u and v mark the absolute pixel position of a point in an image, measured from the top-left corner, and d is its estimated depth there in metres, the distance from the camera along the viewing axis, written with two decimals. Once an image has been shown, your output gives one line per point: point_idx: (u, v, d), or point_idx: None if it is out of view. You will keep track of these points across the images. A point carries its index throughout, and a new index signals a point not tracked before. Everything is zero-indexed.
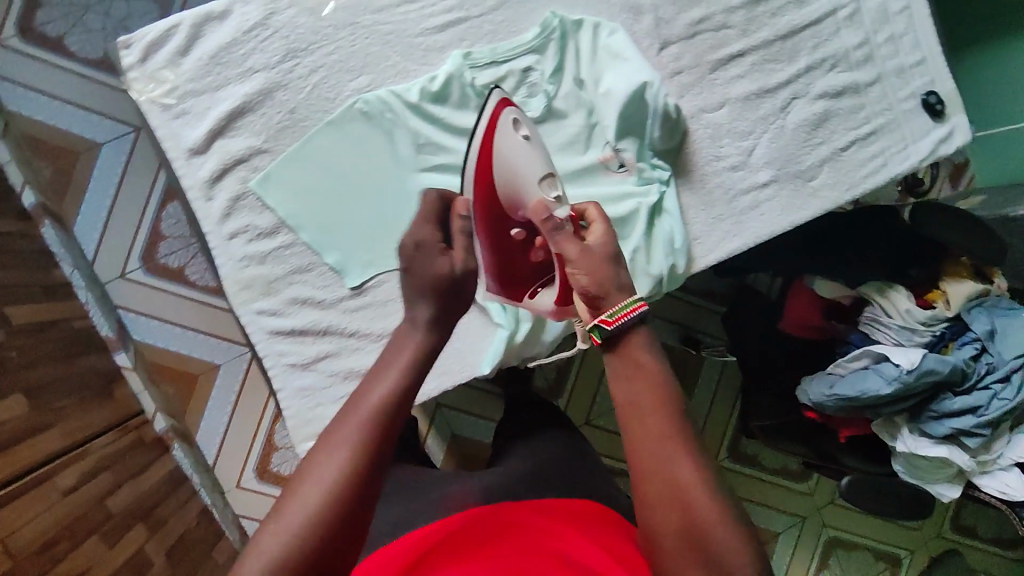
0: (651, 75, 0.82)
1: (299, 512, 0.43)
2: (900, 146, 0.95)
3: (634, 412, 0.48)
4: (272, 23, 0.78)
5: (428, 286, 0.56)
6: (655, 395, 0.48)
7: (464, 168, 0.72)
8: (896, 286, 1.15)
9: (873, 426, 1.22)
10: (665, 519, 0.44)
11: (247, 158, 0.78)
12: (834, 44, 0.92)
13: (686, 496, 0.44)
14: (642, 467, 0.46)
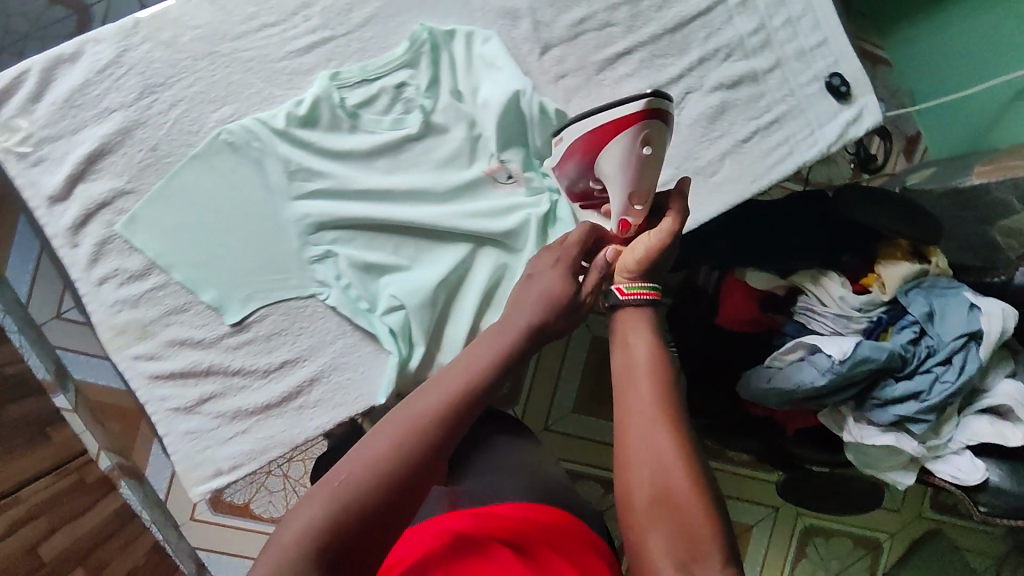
0: (523, 82, 0.79)
1: (369, 460, 0.52)
2: (807, 132, 0.91)
3: (632, 391, 0.60)
4: (125, 61, 0.75)
5: (536, 301, 0.68)
6: (650, 376, 0.60)
7: (594, 118, 0.72)
8: (829, 273, 1.11)
9: (820, 417, 1.15)
10: (642, 481, 0.54)
11: (110, 201, 0.76)
12: (727, 33, 0.89)
13: (663, 462, 0.54)
14: (630, 436, 0.57)
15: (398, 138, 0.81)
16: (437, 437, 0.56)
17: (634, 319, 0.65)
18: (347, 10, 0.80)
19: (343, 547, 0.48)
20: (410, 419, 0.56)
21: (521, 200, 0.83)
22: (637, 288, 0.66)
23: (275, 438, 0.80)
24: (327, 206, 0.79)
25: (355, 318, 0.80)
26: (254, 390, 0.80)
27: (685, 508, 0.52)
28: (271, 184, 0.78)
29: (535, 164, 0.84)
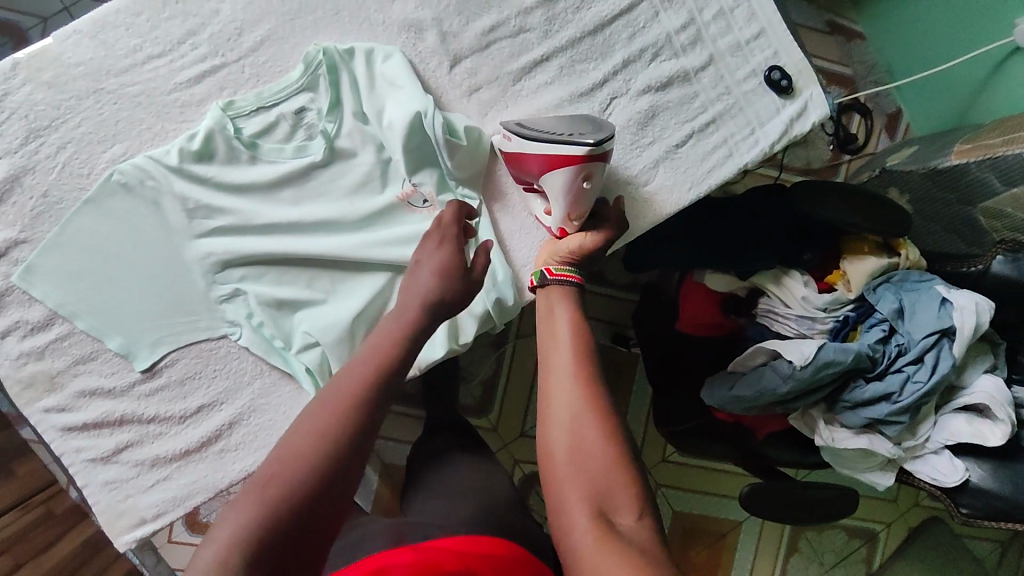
0: (422, 102, 0.74)
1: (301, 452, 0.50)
2: (747, 131, 0.85)
3: (553, 362, 0.61)
4: (6, 104, 0.72)
5: (429, 278, 0.66)
6: (569, 345, 0.62)
7: (538, 136, 0.69)
8: (792, 272, 1.06)
9: (790, 420, 1.10)
10: (562, 443, 0.55)
11: (4, 252, 0.73)
12: (653, 31, 0.83)
13: (580, 422, 0.55)
14: (551, 402, 0.58)
15: (301, 166, 0.77)
16: (362, 419, 0.53)
17: (554, 297, 0.68)
18: (238, 34, 0.76)
19: (272, 545, 0.46)
20: (332, 404, 0.53)
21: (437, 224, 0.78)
22: (560, 270, 0.69)
23: (197, 488, 0.76)
24: (230, 243, 0.75)
25: (269, 357, 0.76)
26: (172, 437, 0.76)
27: (599, 465, 0.53)
28: (170, 225, 0.75)
29: (450, 185, 0.79)
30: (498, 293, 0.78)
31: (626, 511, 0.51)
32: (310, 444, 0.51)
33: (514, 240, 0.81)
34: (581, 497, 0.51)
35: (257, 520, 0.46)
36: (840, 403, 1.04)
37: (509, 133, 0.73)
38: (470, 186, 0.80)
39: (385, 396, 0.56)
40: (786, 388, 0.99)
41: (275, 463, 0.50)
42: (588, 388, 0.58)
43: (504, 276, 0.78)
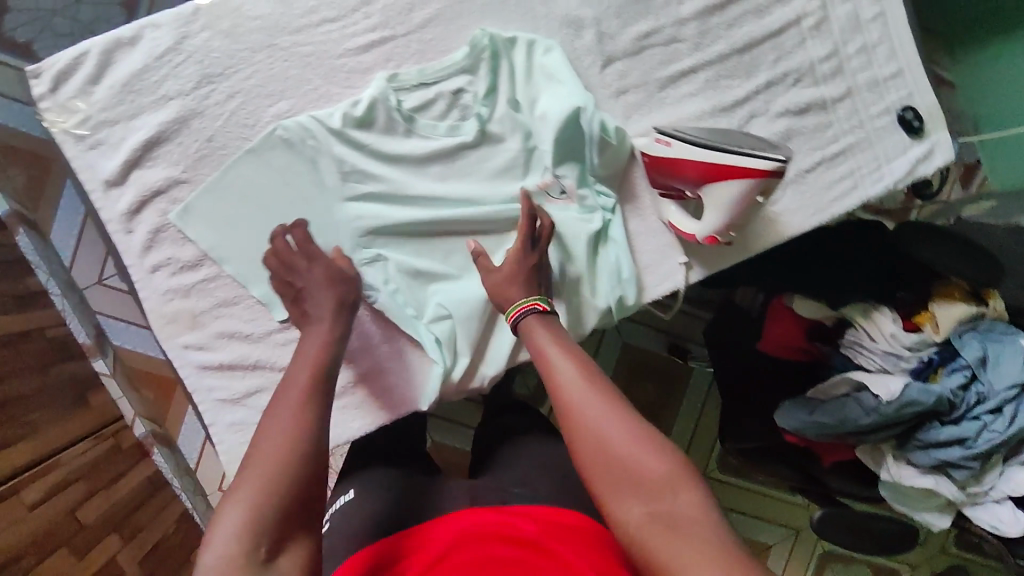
0: (584, 100, 0.77)
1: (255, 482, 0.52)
2: (873, 166, 0.87)
3: (560, 373, 0.62)
4: (184, 48, 0.74)
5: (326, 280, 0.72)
6: (572, 365, 0.63)
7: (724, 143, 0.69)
8: (882, 308, 1.07)
9: (856, 451, 1.13)
10: (589, 444, 0.56)
11: (165, 189, 0.76)
12: (798, 57, 0.85)
13: (601, 424, 0.57)
14: (572, 407, 0.59)
15: (452, 144, 0.79)
16: (312, 423, 0.59)
17: (537, 330, 0.67)
18: (408, 10, 0.78)
19: (277, 531, 0.50)
20: (283, 424, 0.57)
21: (575, 218, 0.80)
22: (526, 303, 0.70)
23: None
24: (377, 209, 0.79)
25: (402, 323, 0.79)
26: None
27: (632, 455, 0.54)
28: (323, 185, 0.77)
29: (590, 182, 0.81)
30: (622, 291, 0.81)
31: (672, 487, 0.53)
32: (277, 451, 0.55)
33: (640, 241, 0.84)
34: (620, 490, 0.53)
35: (255, 516, 0.50)
36: (912, 442, 1.06)
37: (671, 139, 0.74)
38: (606, 184, 0.83)
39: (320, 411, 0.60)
40: (867, 420, 1.02)
41: (246, 480, 0.52)
42: (598, 383, 0.61)
43: (630, 275, 0.81)
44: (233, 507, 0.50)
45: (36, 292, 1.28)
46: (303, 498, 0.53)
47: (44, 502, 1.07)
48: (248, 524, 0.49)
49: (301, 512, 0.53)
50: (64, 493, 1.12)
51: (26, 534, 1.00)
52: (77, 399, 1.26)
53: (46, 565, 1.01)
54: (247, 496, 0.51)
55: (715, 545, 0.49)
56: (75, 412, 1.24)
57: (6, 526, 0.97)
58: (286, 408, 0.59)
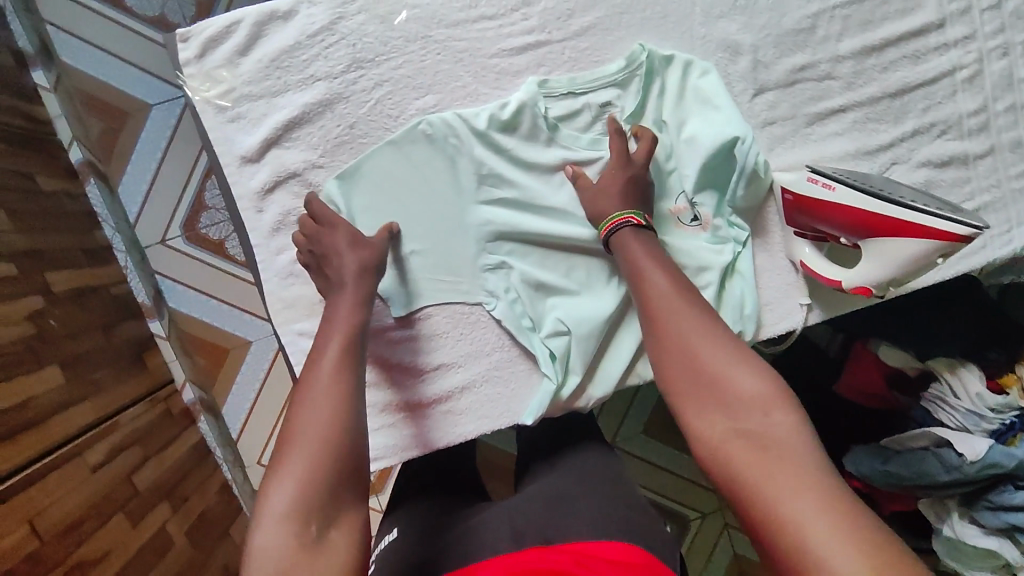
0: (743, 130, 0.74)
1: (300, 448, 0.51)
2: (1005, 227, 0.85)
3: (651, 291, 0.63)
4: (339, 29, 0.72)
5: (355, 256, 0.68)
6: (665, 285, 0.63)
7: (911, 202, 0.67)
8: (969, 364, 1.04)
9: (918, 504, 1.10)
10: (677, 361, 0.57)
11: (301, 172, 0.73)
12: (947, 108, 0.83)
13: (692, 345, 0.56)
14: (662, 323, 0.60)
15: (593, 157, 0.77)
16: (349, 393, 0.57)
17: (630, 247, 0.67)
18: (567, 16, 0.76)
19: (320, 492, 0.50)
20: (322, 393, 0.56)
21: (707, 248, 0.77)
22: (618, 217, 0.70)
23: (410, 442, 0.78)
24: (509, 215, 0.76)
25: (518, 335, 0.77)
26: (403, 390, 0.78)
27: (721, 370, 0.54)
28: (460, 183, 0.75)
29: (725, 212, 0.79)
30: (742, 326, 0.78)
31: (764, 405, 0.51)
32: (317, 430, 0.53)
33: (765, 277, 0.82)
34: (707, 408, 0.53)
35: (302, 495, 0.49)
36: (981, 501, 1.02)
37: (834, 183, 0.72)
38: (741, 217, 0.80)
39: (351, 377, 0.58)
40: (945, 477, 0.99)
41: (291, 454, 0.51)
42: (691, 305, 0.60)
43: (753, 311, 0.78)
44: (278, 486, 0.49)
45: (102, 246, 1.25)
46: (344, 471, 0.52)
47: (104, 465, 1.05)
48: (296, 506, 0.48)
49: (345, 489, 0.51)
50: (122, 456, 1.09)
51: (88, 497, 0.98)
52: (134, 360, 1.24)
53: (105, 529, 0.99)
54: (293, 469, 0.50)
55: (807, 472, 0.46)
56: (131, 374, 1.22)
57: (72, 486, 0.96)
58: (322, 379, 0.57)
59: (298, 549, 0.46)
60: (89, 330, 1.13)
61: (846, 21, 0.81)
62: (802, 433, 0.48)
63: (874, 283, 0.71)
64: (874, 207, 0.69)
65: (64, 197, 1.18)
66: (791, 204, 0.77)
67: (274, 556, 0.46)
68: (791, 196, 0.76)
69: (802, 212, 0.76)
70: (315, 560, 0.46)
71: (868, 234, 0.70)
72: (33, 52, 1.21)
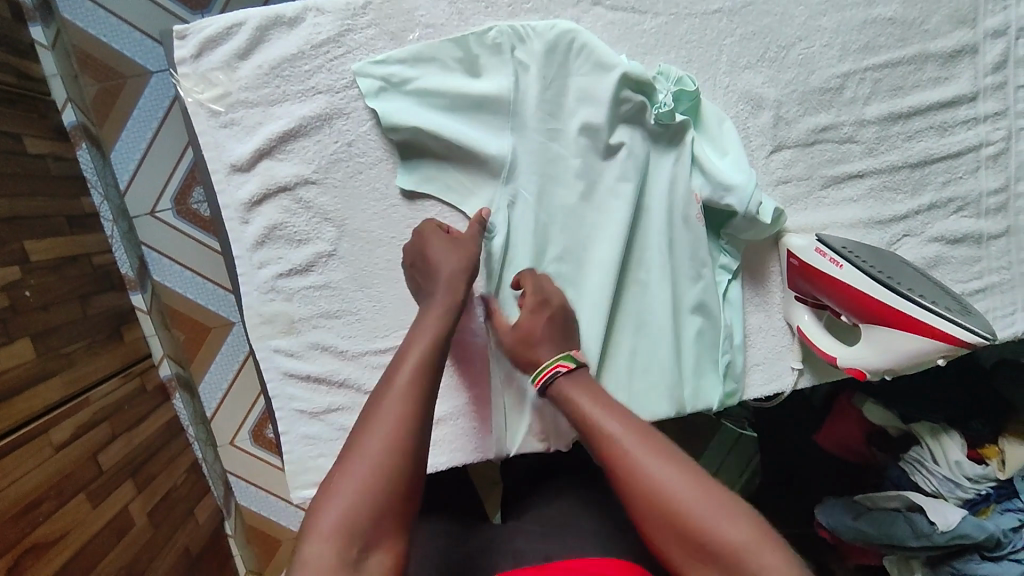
0: (743, 182, 0.71)
1: (366, 457, 0.46)
2: (1010, 309, 0.83)
3: (589, 423, 0.53)
4: (346, 41, 0.69)
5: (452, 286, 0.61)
6: (599, 412, 0.53)
7: (923, 300, 0.65)
8: (951, 432, 1.01)
9: (884, 560, 1.08)
10: (652, 508, 0.47)
11: (291, 187, 0.70)
12: (968, 184, 0.81)
13: (663, 485, 0.47)
14: (625, 460, 0.49)
15: (631, 112, 0.72)
16: (424, 403, 0.50)
17: (570, 389, 0.56)
18: None
19: (365, 534, 0.44)
20: (392, 405, 0.49)
21: (696, 295, 0.76)
22: (548, 365, 0.59)
23: (458, 447, 0.77)
24: (495, 162, 0.70)
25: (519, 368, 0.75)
26: (440, 405, 0.76)
27: (689, 508, 0.46)
28: (480, 96, 0.70)
29: (719, 241, 0.77)
30: (732, 356, 0.78)
31: (749, 551, 0.45)
32: (369, 460, 0.46)
33: (758, 336, 0.80)
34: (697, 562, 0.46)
35: (352, 518, 0.44)
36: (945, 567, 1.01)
37: (842, 260, 0.69)
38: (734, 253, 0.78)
39: (432, 385, 0.51)
40: (915, 543, 0.98)
41: (350, 468, 0.46)
42: (645, 433, 0.50)
43: (741, 341, 0.78)
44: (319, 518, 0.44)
45: (87, 214, 1.22)
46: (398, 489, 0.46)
47: (71, 442, 1.01)
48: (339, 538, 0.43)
49: (393, 513, 0.45)
50: (91, 432, 1.07)
51: (50, 475, 0.95)
52: (110, 333, 1.20)
53: (66, 510, 0.97)
54: (343, 490, 0.45)
55: None
56: (106, 346, 1.19)
57: (34, 464, 0.92)
58: (394, 389, 0.50)
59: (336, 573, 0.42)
60: (66, 300, 1.09)
61: (875, 84, 0.78)
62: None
63: (870, 368, 0.69)
64: (886, 299, 0.66)
65: (50, 160, 1.14)
66: (797, 270, 0.74)
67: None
68: (797, 262, 0.73)
69: (806, 281, 0.73)
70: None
71: (875, 322, 0.68)
72: (31, 5, 1.16)
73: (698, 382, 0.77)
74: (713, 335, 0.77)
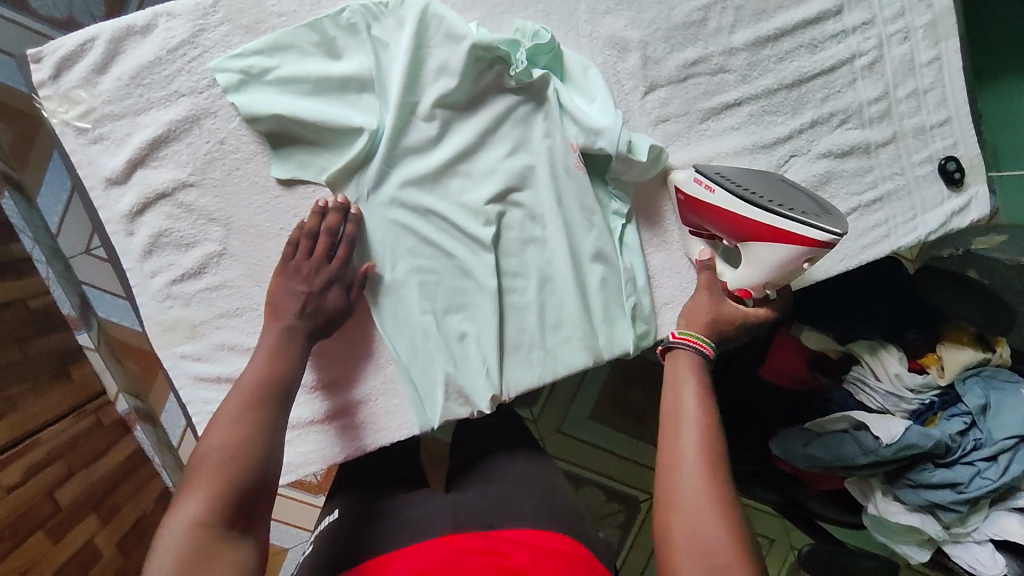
0: (610, 120, 0.72)
1: (221, 439, 0.54)
2: (909, 215, 0.84)
3: (687, 435, 0.59)
4: (201, 42, 0.69)
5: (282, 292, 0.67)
6: (694, 429, 0.59)
7: (782, 211, 0.66)
8: (890, 346, 1.03)
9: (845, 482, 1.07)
10: (692, 531, 0.53)
11: (170, 192, 0.71)
12: (847, 97, 0.82)
13: (712, 532, 0.52)
14: (692, 484, 0.55)
15: (495, 77, 0.74)
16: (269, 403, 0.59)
17: (682, 369, 0.65)
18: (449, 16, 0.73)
19: (234, 515, 0.50)
20: (234, 395, 0.58)
21: (592, 243, 0.78)
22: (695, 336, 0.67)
23: (326, 450, 0.77)
24: (365, 140, 0.71)
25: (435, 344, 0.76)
26: (299, 404, 0.77)
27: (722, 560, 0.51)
28: (343, 78, 0.71)
29: (608, 186, 0.78)
30: (637, 298, 0.79)
31: None
32: (219, 456, 0.52)
33: (663, 276, 0.81)
34: None
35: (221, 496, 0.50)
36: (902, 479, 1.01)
37: (714, 184, 0.71)
38: (624, 194, 0.79)
39: (280, 391, 0.61)
40: (864, 460, 0.98)
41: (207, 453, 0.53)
42: (714, 471, 0.56)
43: (644, 282, 0.79)
44: (185, 499, 0.49)
45: (21, 258, 1.19)
46: (255, 486, 0.53)
47: (22, 484, 1.02)
48: (202, 519, 0.48)
49: (249, 498, 0.52)
50: (42, 473, 1.07)
51: (3, 517, 0.96)
52: (59, 372, 1.20)
53: (24, 548, 0.98)
54: (206, 470, 0.51)
55: None
56: (53, 385, 1.18)
57: None
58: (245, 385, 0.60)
59: (209, 537, 0.48)
60: (7, 345, 1.08)
61: (739, 12, 0.79)
62: None
63: (752, 286, 0.70)
64: (761, 214, 0.67)
65: None
66: (684, 207, 0.76)
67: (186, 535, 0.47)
68: (683, 196, 0.75)
69: (692, 213, 0.75)
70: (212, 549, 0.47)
71: (751, 237, 0.69)
72: None
73: (611, 328, 0.79)
74: (618, 281, 0.79)
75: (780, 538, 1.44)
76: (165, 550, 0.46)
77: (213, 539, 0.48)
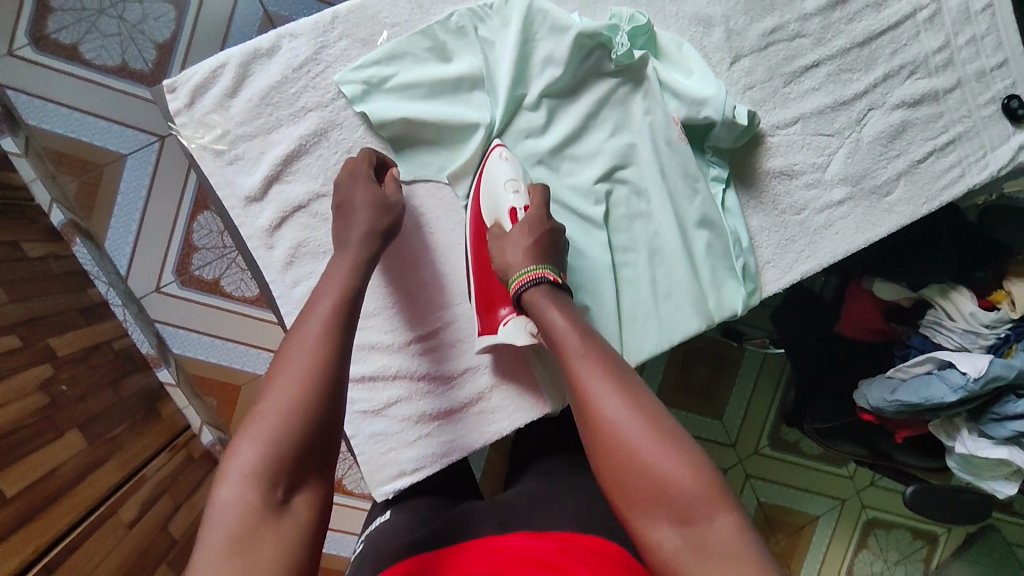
0: (714, 90, 0.77)
1: (288, 380, 0.52)
2: (980, 153, 0.88)
3: (570, 353, 0.57)
4: (323, 58, 0.73)
5: (352, 224, 0.67)
6: (579, 348, 0.57)
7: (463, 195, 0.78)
8: (960, 287, 1.01)
9: (929, 427, 1.04)
10: (605, 443, 0.51)
11: (306, 204, 0.74)
12: (913, 49, 0.87)
13: (632, 437, 0.50)
14: (590, 404, 0.53)
15: (594, 65, 0.79)
16: (335, 348, 0.55)
17: (542, 308, 0.63)
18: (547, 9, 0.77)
19: (286, 481, 0.48)
20: (302, 338, 0.56)
21: (697, 210, 0.81)
22: (530, 272, 0.66)
23: (478, 429, 0.78)
24: (481, 135, 0.75)
25: None
26: (442, 393, 0.78)
27: (635, 445, 0.50)
28: (457, 78, 0.75)
29: (706, 155, 0.83)
30: (743, 259, 0.82)
31: (700, 501, 0.47)
32: (282, 405, 0.50)
33: (763, 236, 0.85)
34: (648, 502, 0.48)
35: (276, 455, 0.48)
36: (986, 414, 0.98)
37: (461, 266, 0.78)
38: (720, 162, 0.83)
39: (341, 337, 0.57)
40: (953, 398, 0.94)
41: (267, 406, 0.51)
42: (621, 376, 0.55)
43: (748, 243, 0.83)
44: (231, 471, 0.47)
45: (99, 303, 1.20)
46: (318, 441, 0.51)
47: (139, 520, 1.00)
48: (255, 471, 0.47)
49: (311, 454, 0.50)
50: (152, 509, 1.05)
51: (129, 553, 0.94)
52: (149, 409, 1.19)
53: None
54: (264, 426, 0.49)
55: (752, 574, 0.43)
56: (148, 425, 1.17)
57: (114, 543, 0.92)
58: (308, 324, 0.57)
59: (257, 511, 0.46)
60: (98, 387, 1.06)
61: None
62: (746, 538, 0.45)
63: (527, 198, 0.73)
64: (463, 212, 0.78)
65: (58, 258, 1.14)
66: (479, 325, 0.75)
67: (234, 512, 0.45)
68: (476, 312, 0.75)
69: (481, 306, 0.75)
70: (271, 523, 0.46)
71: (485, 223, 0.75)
72: None
73: (720, 291, 0.81)
74: (722, 243, 0.81)
75: (849, 497, 1.39)
76: (216, 524, 0.45)
77: (267, 502, 0.46)
